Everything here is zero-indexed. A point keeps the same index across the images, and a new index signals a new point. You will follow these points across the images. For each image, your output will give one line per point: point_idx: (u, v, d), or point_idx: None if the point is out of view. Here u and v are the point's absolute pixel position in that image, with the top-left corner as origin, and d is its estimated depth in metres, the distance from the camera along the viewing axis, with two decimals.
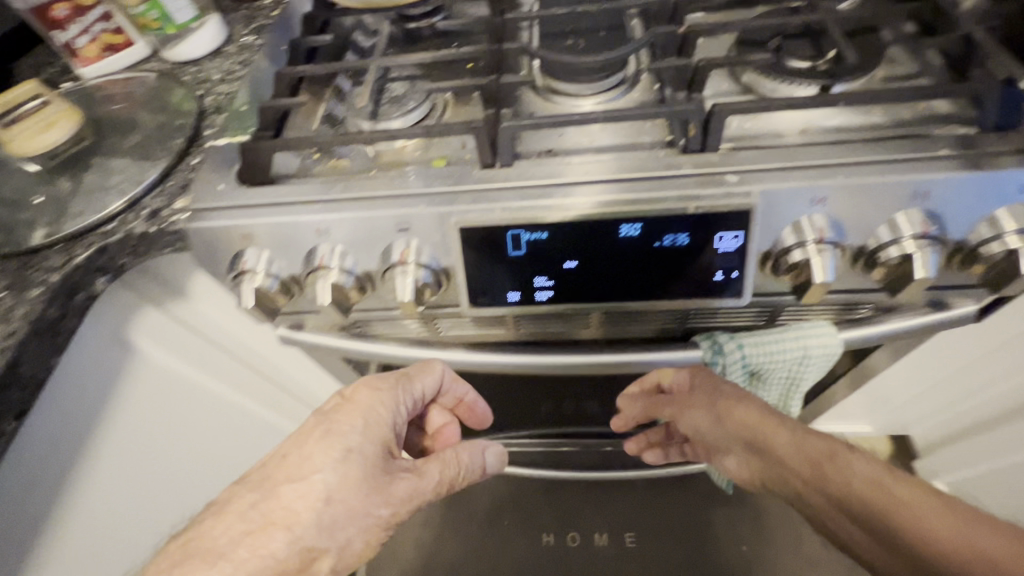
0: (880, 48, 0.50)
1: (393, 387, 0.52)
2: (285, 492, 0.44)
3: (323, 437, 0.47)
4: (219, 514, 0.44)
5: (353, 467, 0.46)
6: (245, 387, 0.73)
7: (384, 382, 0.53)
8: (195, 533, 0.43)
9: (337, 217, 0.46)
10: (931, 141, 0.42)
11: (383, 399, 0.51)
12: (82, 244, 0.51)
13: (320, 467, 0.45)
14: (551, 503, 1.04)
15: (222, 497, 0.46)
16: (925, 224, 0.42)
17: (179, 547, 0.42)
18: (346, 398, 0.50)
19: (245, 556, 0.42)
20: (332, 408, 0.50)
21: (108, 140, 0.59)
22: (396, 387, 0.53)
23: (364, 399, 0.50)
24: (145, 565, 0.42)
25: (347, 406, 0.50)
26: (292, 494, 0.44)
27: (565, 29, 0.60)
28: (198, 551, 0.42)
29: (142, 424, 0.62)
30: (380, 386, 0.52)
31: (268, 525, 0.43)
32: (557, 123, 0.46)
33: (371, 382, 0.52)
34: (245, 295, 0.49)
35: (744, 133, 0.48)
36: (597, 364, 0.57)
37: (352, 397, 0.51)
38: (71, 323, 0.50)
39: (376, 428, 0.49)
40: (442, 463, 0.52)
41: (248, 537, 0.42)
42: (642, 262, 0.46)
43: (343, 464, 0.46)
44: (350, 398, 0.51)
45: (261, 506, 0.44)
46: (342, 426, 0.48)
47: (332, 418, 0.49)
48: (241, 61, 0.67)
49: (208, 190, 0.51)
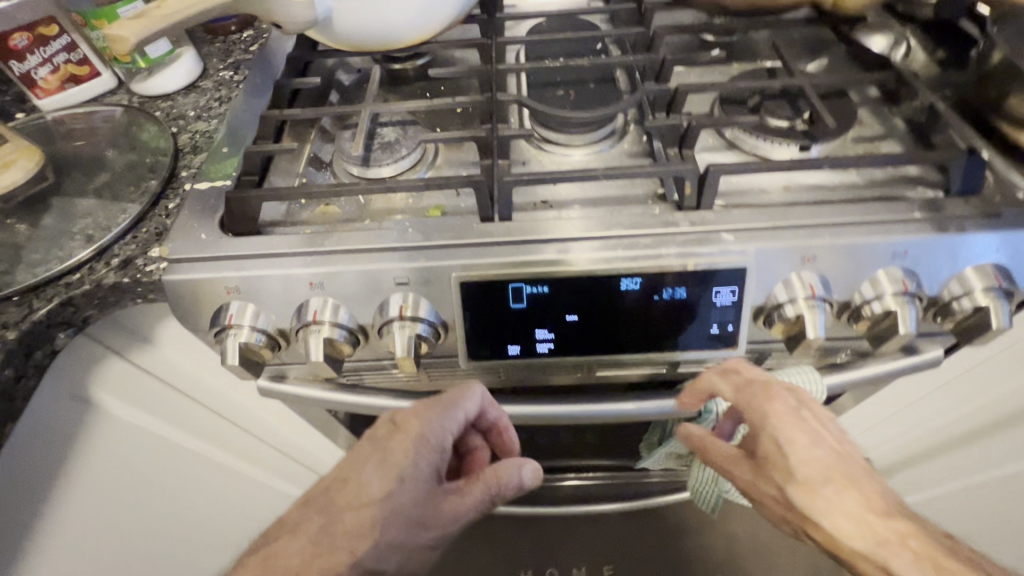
0: (851, 111, 0.53)
1: (443, 411, 0.51)
2: (347, 519, 0.50)
3: (380, 466, 0.51)
4: (294, 533, 0.50)
5: (404, 494, 0.50)
6: (224, 444, 0.68)
7: (433, 408, 0.51)
8: (273, 550, 0.50)
9: (330, 271, 0.45)
10: (904, 204, 0.45)
11: (433, 428, 0.51)
12: (43, 296, 0.47)
13: (377, 495, 0.50)
14: (530, 540, 1.02)
15: (294, 517, 0.52)
16: (905, 282, 0.44)
17: (259, 563, 0.49)
18: (398, 425, 0.52)
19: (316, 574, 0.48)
20: (386, 433, 0.52)
21: (71, 179, 0.55)
22: (444, 413, 0.51)
23: (414, 427, 0.51)
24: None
25: (399, 434, 0.51)
26: (353, 521, 0.50)
27: (553, 79, 0.61)
28: (275, 567, 0.48)
29: (106, 487, 0.58)
30: (433, 409, 0.51)
31: (335, 548, 0.49)
32: (555, 179, 0.46)
33: (419, 407, 0.52)
34: (229, 351, 0.47)
35: (731, 189, 0.50)
36: (589, 416, 0.56)
37: (403, 424, 0.52)
38: (28, 384, 0.46)
39: (426, 455, 0.51)
40: (483, 483, 0.54)
41: (318, 558, 0.49)
42: (640, 316, 0.47)
43: (395, 493, 0.50)
44: (402, 425, 0.52)
45: (327, 531, 0.49)
46: (395, 455, 0.50)
47: (386, 445, 0.51)
48: (220, 97, 0.65)
49: (187, 238, 0.48)
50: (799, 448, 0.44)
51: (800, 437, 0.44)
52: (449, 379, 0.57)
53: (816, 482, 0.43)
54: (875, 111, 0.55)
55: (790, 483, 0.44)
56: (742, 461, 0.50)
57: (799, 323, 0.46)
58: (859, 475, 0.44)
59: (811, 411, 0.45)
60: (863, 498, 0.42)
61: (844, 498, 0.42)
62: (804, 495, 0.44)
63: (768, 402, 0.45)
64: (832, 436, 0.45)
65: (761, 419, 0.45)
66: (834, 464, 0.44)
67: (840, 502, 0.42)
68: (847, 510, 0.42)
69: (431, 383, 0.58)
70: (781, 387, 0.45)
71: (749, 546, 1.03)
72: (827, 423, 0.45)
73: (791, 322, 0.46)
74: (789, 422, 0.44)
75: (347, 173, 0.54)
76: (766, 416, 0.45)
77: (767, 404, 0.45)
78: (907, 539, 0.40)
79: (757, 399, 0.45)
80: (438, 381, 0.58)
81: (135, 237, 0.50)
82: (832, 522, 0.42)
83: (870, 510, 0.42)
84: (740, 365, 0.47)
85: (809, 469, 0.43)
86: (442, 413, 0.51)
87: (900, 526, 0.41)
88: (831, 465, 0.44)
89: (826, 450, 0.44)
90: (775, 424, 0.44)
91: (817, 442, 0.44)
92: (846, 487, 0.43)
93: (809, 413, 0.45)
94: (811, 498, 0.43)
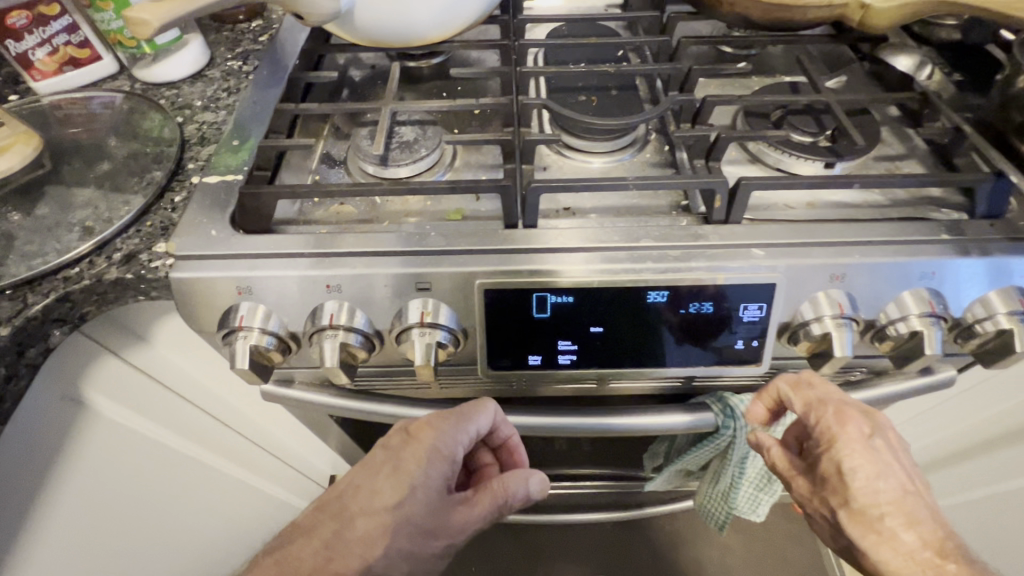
0: (875, 129, 0.53)
1: (458, 423, 0.50)
2: (358, 525, 0.49)
3: (392, 474, 0.50)
4: (309, 537, 0.50)
5: (415, 504, 0.49)
6: (218, 448, 0.67)
7: (447, 419, 0.50)
8: (287, 553, 0.49)
9: (347, 273, 0.44)
10: (930, 225, 0.45)
11: (446, 439, 0.49)
12: (39, 290, 0.44)
13: (387, 504, 0.49)
14: (524, 549, 1.01)
15: (308, 521, 0.52)
16: (932, 303, 0.44)
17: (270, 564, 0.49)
18: (411, 434, 0.50)
19: None
20: (398, 442, 0.51)
21: (70, 167, 0.52)
22: (458, 426, 0.50)
23: (427, 437, 0.50)
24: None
25: (411, 444, 0.50)
26: (364, 527, 0.49)
27: (575, 85, 0.60)
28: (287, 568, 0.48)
29: (94, 491, 0.56)
30: (445, 420, 0.50)
31: (344, 553, 0.49)
32: (584, 187, 0.45)
33: (432, 417, 0.51)
34: (239, 355, 0.45)
35: (756, 204, 0.49)
36: (594, 429, 0.53)
37: (416, 433, 0.50)
38: (19, 384, 0.43)
39: (437, 465, 0.49)
40: (491, 493, 0.52)
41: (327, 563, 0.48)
42: (665, 328, 0.46)
43: (405, 502, 0.49)
44: (415, 434, 0.50)
45: (341, 536, 0.49)
46: (406, 465, 0.49)
47: (399, 455, 0.50)
48: (228, 87, 0.62)
49: (196, 233, 0.46)
50: (862, 479, 0.43)
51: (864, 466, 0.44)
52: (461, 387, 0.56)
53: (873, 513, 0.44)
54: (895, 130, 0.56)
55: (846, 509, 0.45)
56: (799, 475, 0.49)
57: (825, 341, 0.46)
58: (920, 511, 0.43)
59: (884, 441, 0.45)
60: (920, 536, 0.42)
61: (899, 534, 0.43)
62: (858, 524, 0.44)
63: (841, 427, 0.44)
64: (901, 469, 0.44)
65: (828, 442, 0.45)
66: (896, 499, 0.44)
67: (894, 537, 0.43)
68: (899, 545, 0.42)
69: (442, 390, 0.56)
70: (855, 412, 0.45)
71: (741, 558, 1.03)
72: (897, 454, 0.45)
73: (818, 340, 0.46)
74: (857, 451, 0.44)
75: (363, 172, 0.52)
76: (834, 441, 0.45)
77: (837, 429, 0.44)
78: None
79: (829, 421, 0.45)
80: (449, 388, 0.56)
81: (138, 231, 0.48)
82: (880, 554, 0.43)
83: (924, 547, 0.42)
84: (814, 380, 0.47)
85: (868, 500, 0.43)
86: (456, 425, 0.50)
87: (954, 569, 0.41)
88: (893, 499, 0.43)
89: (890, 483, 0.43)
90: (843, 451, 0.44)
91: (883, 474, 0.43)
92: (904, 523, 0.43)
93: (881, 443, 0.44)
94: (865, 528, 0.44)
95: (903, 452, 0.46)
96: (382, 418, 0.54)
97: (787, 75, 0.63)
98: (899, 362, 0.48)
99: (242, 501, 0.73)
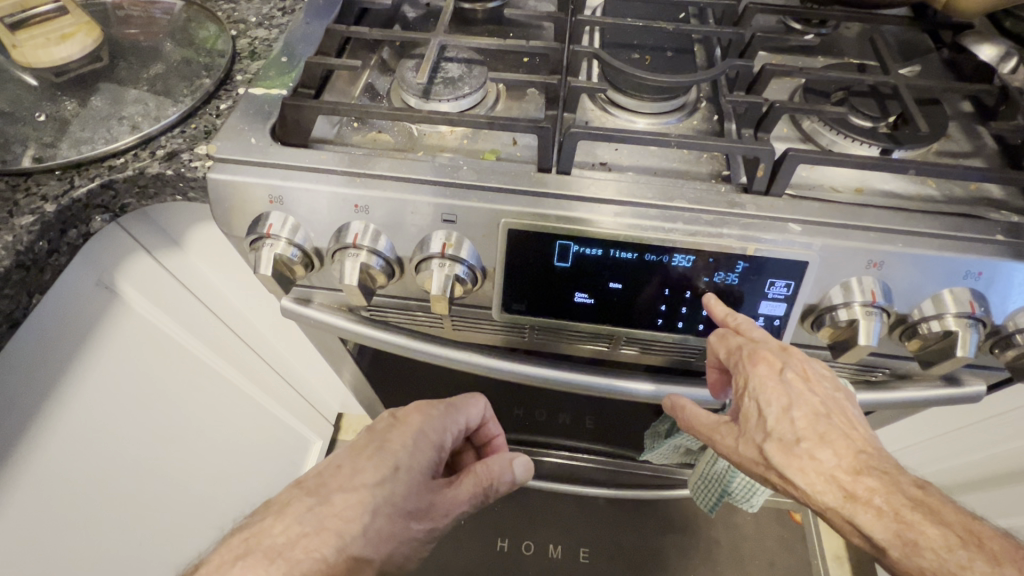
0: (945, 121, 0.50)
1: (446, 413, 0.57)
2: (338, 501, 0.48)
3: (376, 453, 0.51)
4: (280, 515, 0.47)
5: (397, 484, 0.50)
6: (225, 352, 0.71)
7: (436, 408, 0.57)
8: (256, 530, 0.46)
9: (377, 195, 0.44)
10: (987, 222, 0.43)
11: (434, 426, 0.55)
12: (83, 174, 0.47)
13: (369, 483, 0.49)
14: (512, 509, 1.03)
15: (282, 499, 0.49)
16: (971, 304, 0.43)
17: (242, 542, 0.45)
18: (399, 419, 0.55)
19: (298, 557, 0.44)
20: (386, 426, 0.54)
21: (124, 65, 0.54)
22: (447, 414, 0.57)
23: (416, 422, 0.55)
24: (209, 555, 0.44)
25: (400, 428, 0.54)
26: (343, 505, 0.48)
27: (631, 42, 0.58)
28: (259, 547, 0.45)
29: (116, 375, 0.56)
30: (435, 410, 0.56)
31: (321, 530, 0.46)
32: (623, 138, 0.44)
33: (422, 407, 0.56)
34: (263, 260, 0.46)
35: (801, 181, 0.47)
36: (598, 388, 0.54)
37: (404, 418, 0.55)
38: (60, 260, 0.46)
39: (425, 448, 0.53)
40: (476, 477, 0.56)
41: (304, 539, 0.45)
42: (686, 294, 0.46)
43: (389, 480, 0.50)
44: (402, 419, 0.55)
45: (317, 511, 0.47)
46: (394, 445, 0.52)
47: (385, 437, 0.53)
48: (283, 7, 0.62)
49: (238, 141, 0.47)
50: (776, 410, 0.41)
51: (777, 399, 0.41)
52: (472, 330, 0.57)
53: (790, 442, 0.41)
54: (964, 127, 0.53)
55: (768, 443, 0.42)
56: (722, 425, 0.46)
57: (851, 329, 0.45)
58: (836, 430, 0.40)
59: (795, 372, 0.42)
60: (838, 453, 0.39)
61: (814, 455, 0.40)
62: (781, 454, 0.41)
63: (752, 366, 0.42)
64: (815, 395, 0.42)
65: (744, 383, 0.43)
66: (810, 423, 0.41)
67: (814, 461, 0.39)
68: (817, 466, 0.39)
69: (452, 330, 0.57)
70: (767, 351, 0.43)
71: (728, 554, 1.02)
72: (812, 383, 0.42)
73: (842, 327, 0.45)
74: (769, 386, 0.42)
75: (404, 103, 0.52)
76: (747, 380, 0.43)
77: (750, 367, 0.42)
78: (874, 494, 0.37)
79: (741, 364, 0.43)
80: (460, 330, 0.57)
81: (182, 132, 0.49)
82: (804, 479, 0.40)
83: (843, 466, 0.39)
84: (741, 328, 0.44)
85: (785, 429, 0.41)
86: (446, 414, 0.57)
87: (870, 481, 0.38)
88: (808, 424, 0.41)
89: (803, 411, 0.41)
90: (756, 387, 0.42)
91: (796, 404, 0.41)
92: (819, 444, 0.40)
93: (793, 373, 0.42)
94: (787, 457, 0.40)
95: (824, 380, 0.43)
96: (390, 348, 0.55)
97: (857, 59, 0.59)
98: (926, 364, 0.47)
99: (238, 404, 0.76)
